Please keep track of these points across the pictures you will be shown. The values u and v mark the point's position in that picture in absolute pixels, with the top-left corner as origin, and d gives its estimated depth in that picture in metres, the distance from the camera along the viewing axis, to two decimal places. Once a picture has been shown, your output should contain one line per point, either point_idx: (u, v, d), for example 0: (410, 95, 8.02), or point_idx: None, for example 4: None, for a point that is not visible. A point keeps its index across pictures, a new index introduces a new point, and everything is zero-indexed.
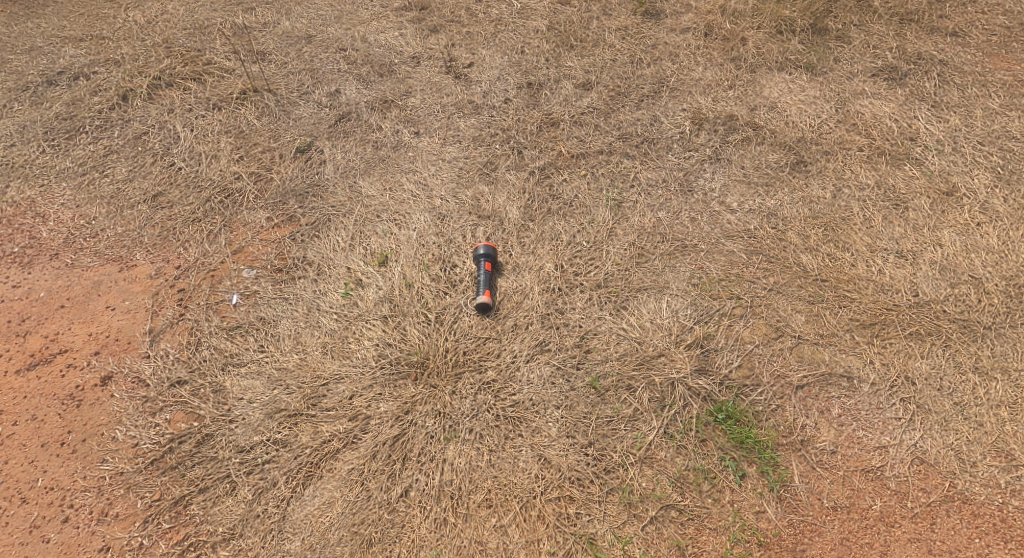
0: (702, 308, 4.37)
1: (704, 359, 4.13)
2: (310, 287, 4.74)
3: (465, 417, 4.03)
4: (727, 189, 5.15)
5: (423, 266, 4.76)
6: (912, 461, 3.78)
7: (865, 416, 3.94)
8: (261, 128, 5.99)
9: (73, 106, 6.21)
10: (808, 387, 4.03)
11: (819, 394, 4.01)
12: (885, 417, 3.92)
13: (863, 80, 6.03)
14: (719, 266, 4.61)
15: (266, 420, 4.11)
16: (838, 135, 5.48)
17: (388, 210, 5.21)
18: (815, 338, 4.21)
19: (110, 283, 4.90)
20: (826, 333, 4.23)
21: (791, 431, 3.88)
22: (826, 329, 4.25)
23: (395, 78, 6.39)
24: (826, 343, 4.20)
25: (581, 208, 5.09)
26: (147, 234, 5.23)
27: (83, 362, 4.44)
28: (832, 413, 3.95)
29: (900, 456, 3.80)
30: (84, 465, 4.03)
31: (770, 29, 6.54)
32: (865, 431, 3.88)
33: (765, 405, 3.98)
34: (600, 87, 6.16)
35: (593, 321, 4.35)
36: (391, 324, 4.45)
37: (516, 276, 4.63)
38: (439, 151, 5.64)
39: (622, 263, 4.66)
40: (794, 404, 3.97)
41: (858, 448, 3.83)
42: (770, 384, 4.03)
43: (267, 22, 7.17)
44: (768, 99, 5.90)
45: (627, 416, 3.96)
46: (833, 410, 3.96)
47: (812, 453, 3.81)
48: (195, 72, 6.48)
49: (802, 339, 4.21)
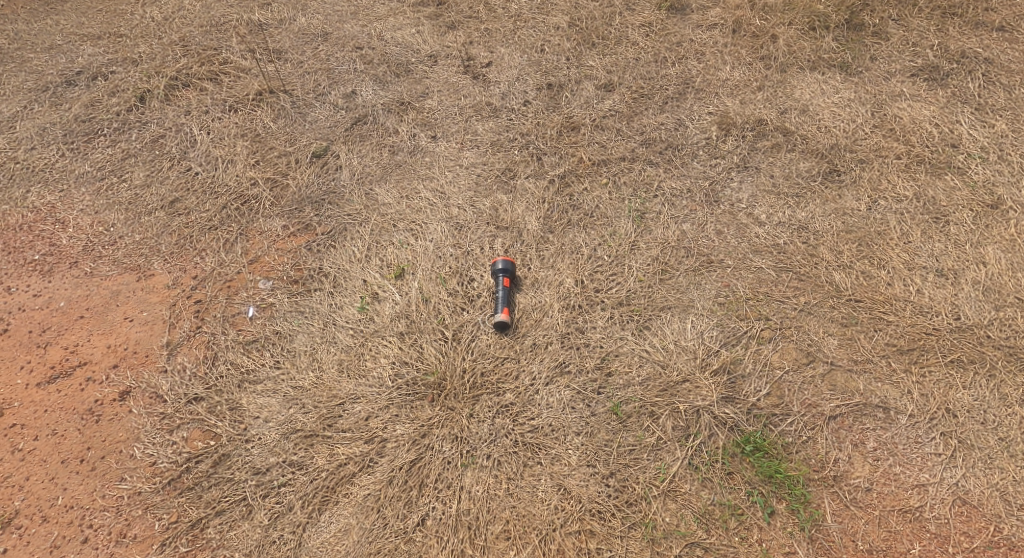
0: (729, 330, 4.16)
1: (730, 387, 3.94)
2: (326, 300, 4.71)
3: (483, 442, 3.90)
4: (755, 200, 4.96)
5: (440, 280, 4.69)
6: (954, 502, 3.59)
7: (903, 451, 3.74)
8: (277, 131, 6.04)
9: (92, 108, 6.22)
10: (841, 418, 3.83)
11: (853, 426, 3.81)
12: (924, 452, 3.72)
13: (901, 81, 5.79)
14: (746, 283, 4.40)
15: (281, 441, 4.01)
16: (875, 141, 5.25)
17: (404, 219, 5.22)
18: (850, 365, 3.98)
19: (128, 294, 4.90)
20: (860, 359, 4.00)
21: (824, 466, 3.70)
22: (861, 355, 4.01)
23: (411, 78, 6.45)
24: (860, 370, 3.97)
25: (602, 219, 4.97)
26: (165, 242, 5.24)
27: (102, 376, 4.41)
28: (867, 447, 3.75)
29: (940, 496, 3.61)
30: (102, 483, 3.96)
31: (802, 25, 6.32)
32: (902, 467, 3.69)
33: (795, 437, 3.79)
34: (623, 89, 6.07)
35: (615, 342, 4.19)
36: (407, 342, 4.36)
37: (535, 292, 4.52)
38: (456, 157, 5.67)
39: (645, 280, 4.49)
40: (826, 437, 3.78)
41: (895, 486, 3.65)
42: (801, 414, 3.84)
43: (283, 19, 7.18)
44: (799, 102, 5.70)
45: (649, 445, 3.81)
46: (868, 443, 3.76)
47: (846, 490, 3.64)
48: (211, 72, 6.51)
49: (834, 366, 3.98)
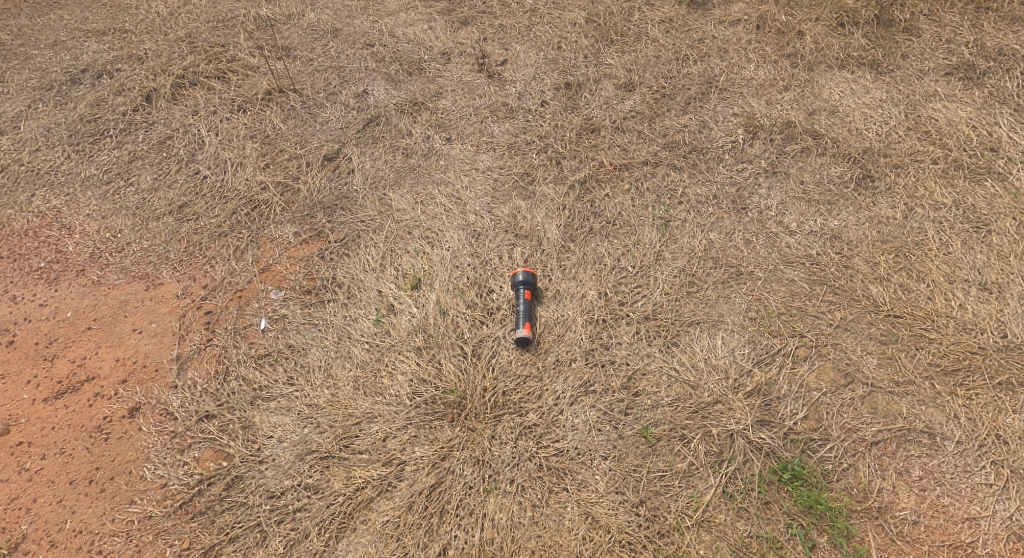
0: (761, 347, 4.01)
1: (765, 410, 3.79)
2: (340, 312, 4.56)
3: (506, 466, 3.76)
4: (785, 207, 4.79)
5: (458, 291, 4.54)
6: (1008, 537, 3.43)
7: (951, 481, 3.57)
8: (288, 133, 5.87)
9: (98, 107, 6.05)
10: (884, 444, 3.67)
11: (897, 453, 3.65)
12: (974, 482, 3.55)
13: (934, 80, 5.58)
14: (778, 297, 4.25)
15: (296, 462, 3.87)
16: (910, 145, 5.05)
17: (420, 227, 5.05)
18: (891, 387, 3.82)
19: (136, 304, 4.75)
20: (902, 381, 3.83)
21: (867, 496, 3.55)
22: (902, 376, 3.85)
23: (425, 77, 6.27)
24: (902, 392, 3.80)
25: (625, 227, 4.80)
26: (173, 249, 5.09)
27: (111, 392, 4.25)
28: (912, 476, 3.59)
29: (993, 531, 3.44)
30: (112, 506, 3.83)
31: (830, 22, 6.11)
32: (951, 499, 3.52)
33: (835, 464, 3.63)
34: (643, 89, 5.87)
35: (642, 359, 4.04)
36: (425, 357, 4.20)
37: (558, 306, 4.37)
38: (472, 160, 5.50)
39: (672, 293, 4.34)
40: (868, 464, 3.62)
41: (944, 519, 3.48)
42: (841, 440, 3.67)
43: (292, 14, 7.00)
44: (828, 103, 5.50)
45: (681, 472, 3.66)
46: (914, 472, 3.60)
47: (891, 524, 3.48)
48: (219, 70, 6.34)
49: (875, 387, 3.82)
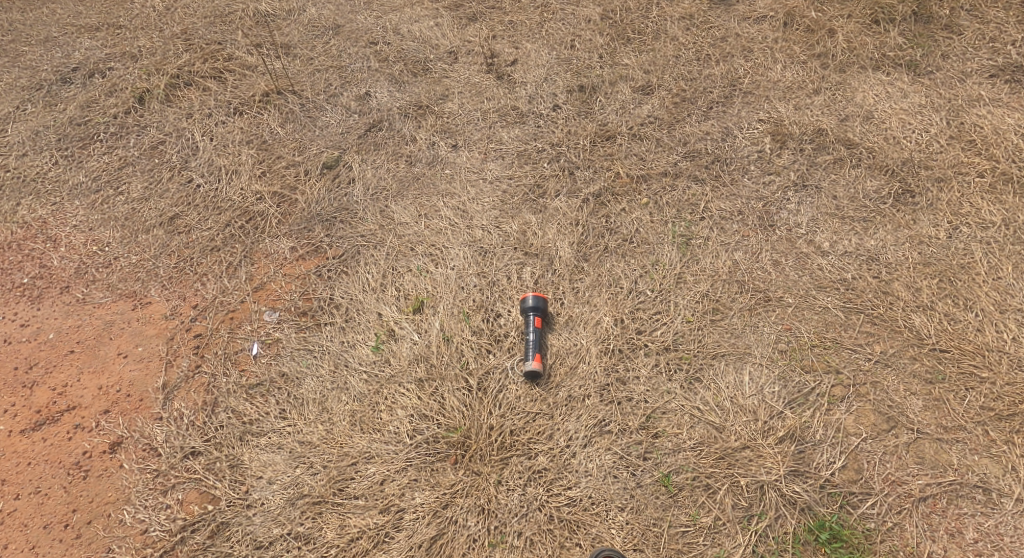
0: (793, 385, 3.71)
1: (799, 458, 3.50)
2: (337, 337, 4.24)
3: (513, 516, 3.48)
4: (816, 224, 4.45)
5: (463, 316, 4.22)
6: None
7: (1010, 544, 3.26)
8: (285, 138, 5.54)
9: (88, 109, 5.74)
10: (933, 500, 3.37)
11: (947, 511, 3.35)
12: None
13: (978, 83, 5.20)
14: (811, 327, 3.93)
15: (287, 508, 3.59)
16: (953, 156, 4.69)
17: (423, 242, 4.72)
18: (939, 433, 3.52)
19: (122, 325, 4.41)
20: (951, 426, 3.54)
21: None
22: (951, 421, 3.55)
23: (430, 78, 5.93)
24: (952, 439, 3.51)
25: (643, 245, 4.46)
26: (163, 265, 4.76)
27: (91, 423, 3.94)
28: (965, 537, 3.29)
29: None
30: (88, 554, 3.55)
31: (863, 19, 5.72)
32: None
33: (878, 522, 3.34)
34: (663, 92, 5.50)
35: (661, 396, 3.74)
36: (427, 390, 3.89)
37: (570, 334, 4.05)
38: (480, 169, 5.17)
39: (694, 320, 4.02)
40: (915, 523, 3.32)
41: None
42: (885, 495, 3.38)
43: (292, 9, 6.65)
44: (862, 108, 5.12)
45: (706, 527, 3.38)
46: (967, 533, 3.29)
47: None
48: (215, 69, 6.01)
49: (920, 434, 3.53)
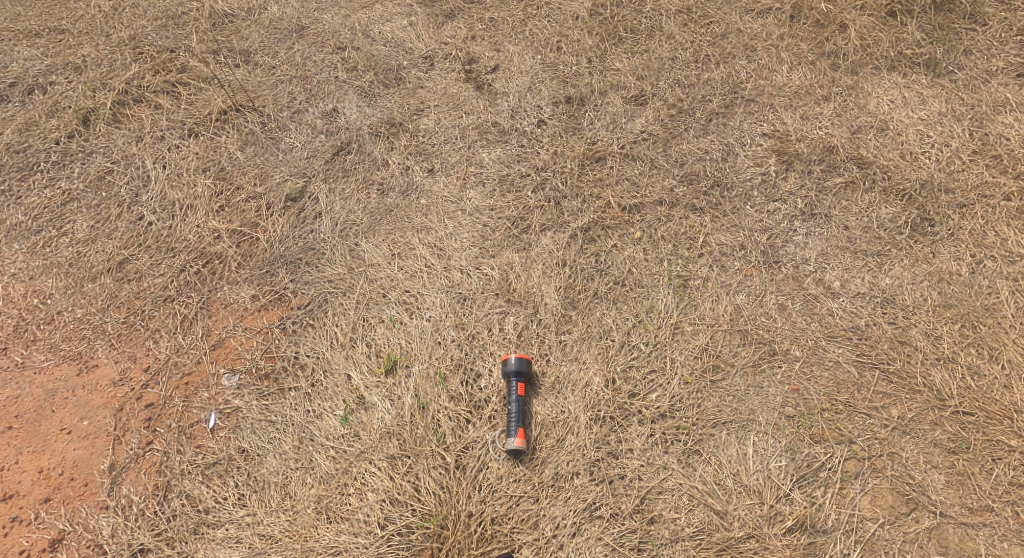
0: (802, 458, 3.53)
1: (811, 549, 3.35)
2: (302, 406, 3.89)
3: None
4: (825, 259, 4.08)
5: (440, 379, 3.87)
6: None
7: None
8: (246, 164, 4.96)
9: (27, 132, 5.12)
10: None
11: None
12: None
13: (1004, 83, 4.72)
14: (820, 386, 3.70)
15: None
16: (977, 177, 4.27)
17: (397, 287, 4.26)
18: (964, 514, 3.36)
19: (66, 394, 3.98)
20: (978, 507, 3.37)
21: None
22: (979, 502, 3.38)
23: (404, 89, 5.34)
24: (979, 522, 3.34)
25: (637, 288, 4.07)
26: (111, 320, 4.26)
27: (30, 515, 3.63)
28: None
29: None
30: None
31: (878, 11, 5.18)
32: None
33: None
34: (657, 102, 5.00)
35: (657, 473, 3.56)
36: (400, 472, 3.65)
37: (556, 399, 3.78)
38: (458, 197, 4.67)
39: (692, 381, 3.76)
40: None
41: None
42: None
43: (252, 8, 5.96)
44: (876, 117, 4.65)
45: None
46: None
47: None
48: (167, 82, 5.37)
49: (943, 517, 3.36)
